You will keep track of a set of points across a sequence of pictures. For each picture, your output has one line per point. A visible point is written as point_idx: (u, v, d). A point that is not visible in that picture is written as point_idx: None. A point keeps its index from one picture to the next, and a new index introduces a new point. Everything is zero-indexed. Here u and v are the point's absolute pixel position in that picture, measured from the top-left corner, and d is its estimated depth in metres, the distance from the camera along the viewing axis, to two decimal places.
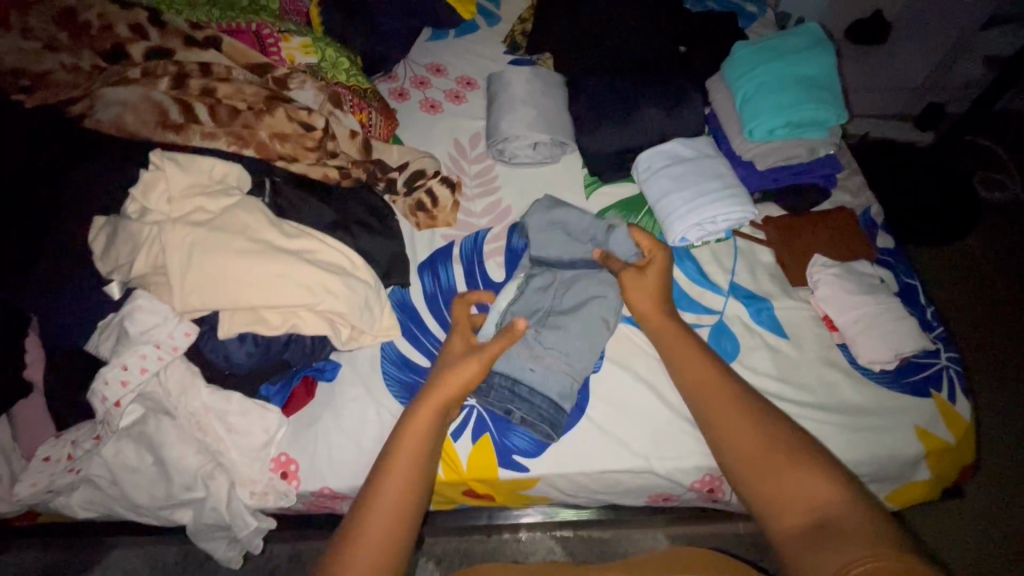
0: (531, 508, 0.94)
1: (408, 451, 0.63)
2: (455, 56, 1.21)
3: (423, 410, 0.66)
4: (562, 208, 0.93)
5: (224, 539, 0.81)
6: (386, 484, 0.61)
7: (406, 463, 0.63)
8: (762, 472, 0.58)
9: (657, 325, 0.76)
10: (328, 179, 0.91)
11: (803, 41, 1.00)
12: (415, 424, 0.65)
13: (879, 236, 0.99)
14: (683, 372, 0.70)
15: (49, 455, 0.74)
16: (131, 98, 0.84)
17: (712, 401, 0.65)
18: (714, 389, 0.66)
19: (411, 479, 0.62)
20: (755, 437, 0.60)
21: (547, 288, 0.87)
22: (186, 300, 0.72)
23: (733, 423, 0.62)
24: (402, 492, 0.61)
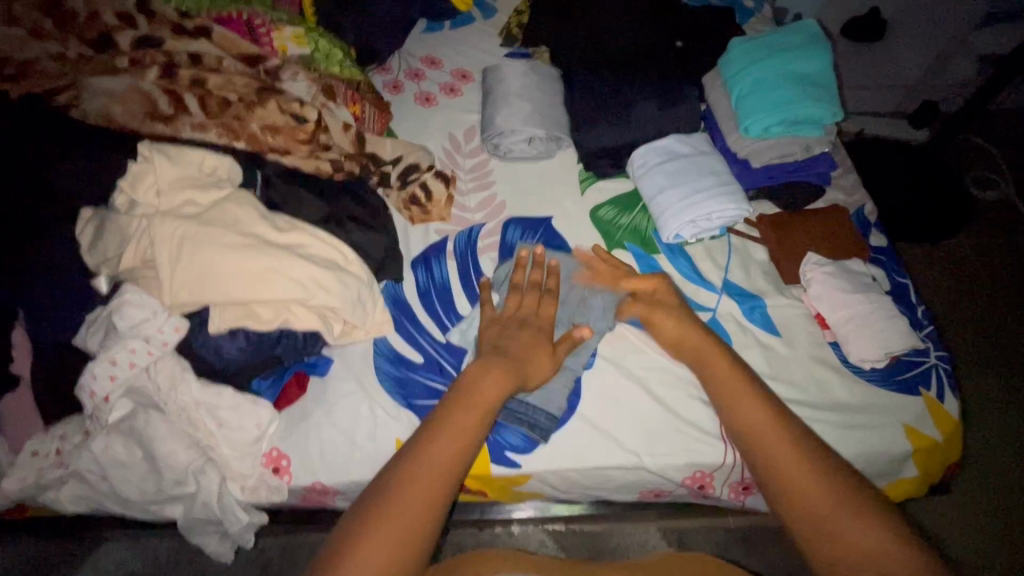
0: (523, 503, 0.95)
1: (464, 424, 0.61)
2: (450, 49, 1.20)
3: (491, 378, 0.67)
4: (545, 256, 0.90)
5: (215, 534, 0.81)
6: (441, 440, 0.59)
7: (460, 437, 0.60)
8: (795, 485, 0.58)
9: (713, 370, 0.72)
10: (321, 172, 0.90)
11: (801, 38, 1.00)
12: (480, 394, 0.64)
13: (872, 235, 0.99)
14: (739, 416, 0.66)
15: (37, 450, 0.74)
16: (118, 88, 0.82)
17: (772, 449, 0.61)
18: (772, 437, 0.62)
19: (462, 455, 0.59)
20: (811, 484, 0.57)
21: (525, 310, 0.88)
22: (176, 295, 0.71)
23: (794, 471, 0.59)
24: (449, 465, 0.58)
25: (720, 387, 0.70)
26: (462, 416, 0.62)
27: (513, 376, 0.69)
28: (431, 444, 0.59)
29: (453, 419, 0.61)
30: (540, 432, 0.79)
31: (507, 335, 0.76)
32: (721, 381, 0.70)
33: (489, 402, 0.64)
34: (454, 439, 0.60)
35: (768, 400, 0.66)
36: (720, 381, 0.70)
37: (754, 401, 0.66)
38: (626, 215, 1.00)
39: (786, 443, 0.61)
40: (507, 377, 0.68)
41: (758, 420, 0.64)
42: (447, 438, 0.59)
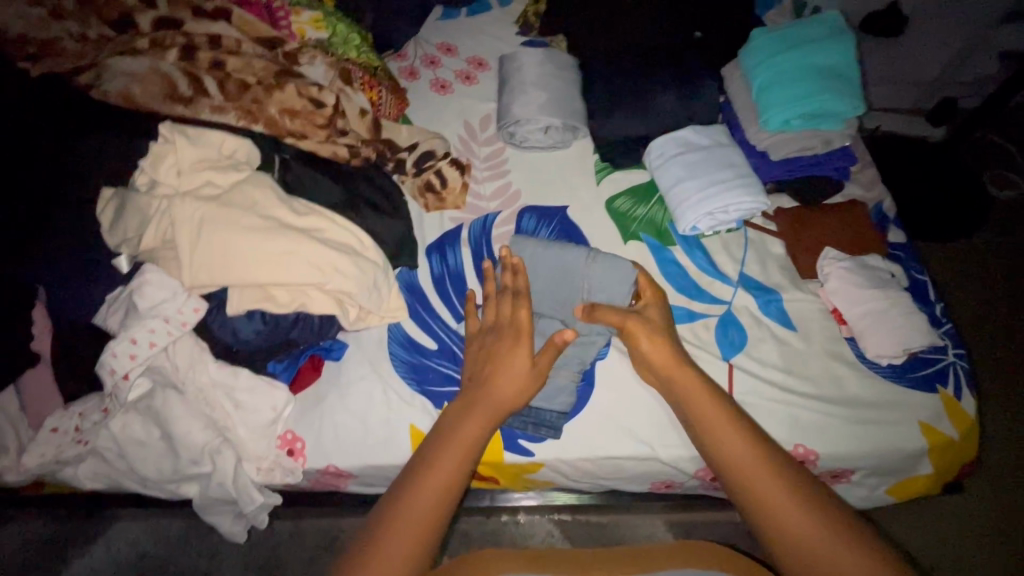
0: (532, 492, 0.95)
1: (468, 433, 0.63)
2: (467, 36, 1.20)
3: (474, 416, 0.65)
4: (544, 253, 0.85)
5: (229, 514, 0.82)
6: (448, 447, 0.61)
7: (446, 475, 0.58)
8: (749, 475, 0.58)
9: (692, 397, 0.67)
10: (338, 157, 0.89)
11: (824, 30, 0.99)
12: (462, 431, 0.63)
13: (891, 231, 0.98)
14: (720, 449, 0.61)
15: (57, 426, 0.75)
16: (138, 69, 0.82)
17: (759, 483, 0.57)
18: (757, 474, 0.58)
19: (450, 494, 0.57)
20: (768, 479, 0.57)
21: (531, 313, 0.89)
22: (195, 276, 0.71)
23: (787, 507, 0.55)
24: (457, 467, 0.59)
25: (698, 417, 0.65)
26: (448, 457, 0.60)
27: (497, 410, 0.66)
28: (417, 480, 0.57)
29: (437, 460, 0.59)
30: (548, 431, 0.79)
31: (489, 359, 0.72)
32: (699, 409, 0.65)
33: (472, 439, 0.62)
34: (440, 479, 0.57)
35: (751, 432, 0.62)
36: (700, 409, 0.65)
37: (737, 437, 0.61)
38: (642, 207, 0.99)
39: (742, 440, 0.61)
40: (491, 412, 0.66)
41: (744, 452, 0.60)
42: (449, 452, 0.60)
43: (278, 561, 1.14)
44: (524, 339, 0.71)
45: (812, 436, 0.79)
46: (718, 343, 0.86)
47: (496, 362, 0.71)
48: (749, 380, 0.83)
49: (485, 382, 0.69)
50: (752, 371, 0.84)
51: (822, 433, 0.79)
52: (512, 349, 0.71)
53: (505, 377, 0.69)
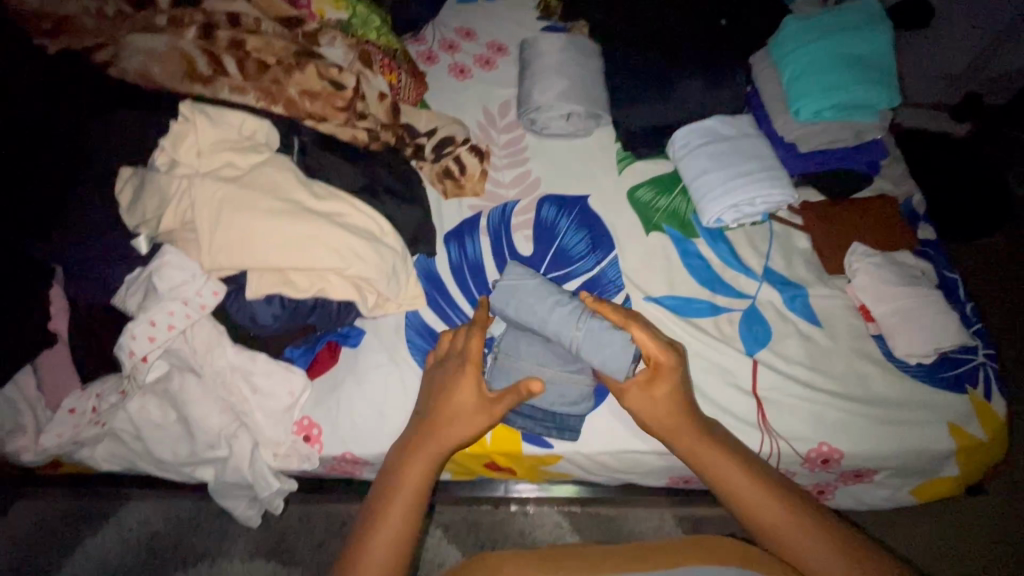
0: (528, 483, 0.94)
1: (414, 476, 0.63)
2: (486, 20, 1.17)
3: (418, 459, 0.64)
4: (534, 309, 0.73)
5: (245, 498, 0.81)
6: (394, 495, 0.61)
7: (393, 528, 0.59)
8: (742, 497, 0.61)
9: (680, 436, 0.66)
10: (357, 141, 0.88)
11: (859, 18, 0.96)
12: (406, 479, 0.62)
13: (920, 227, 0.95)
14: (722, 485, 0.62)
15: (74, 407, 0.74)
16: (157, 47, 0.80)
17: (762, 511, 0.59)
18: (759, 503, 0.59)
19: (400, 544, 0.58)
20: (763, 500, 0.59)
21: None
22: (215, 258, 0.71)
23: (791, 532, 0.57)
24: (401, 518, 0.59)
25: (690, 452, 0.65)
26: (394, 506, 0.60)
27: (442, 447, 0.64)
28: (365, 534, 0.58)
29: (383, 512, 0.60)
30: (569, 434, 0.77)
31: (437, 391, 0.69)
32: (691, 445, 0.65)
33: (418, 486, 0.62)
34: (389, 533, 0.58)
35: (746, 464, 0.63)
36: (685, 442, 0.66)
37: (736, 472, 0.62)
38: (665, 198, 0.97)
39: (729, 462, 0.63)
40: (434, 454, 0.64)
41: (738, 479, 0.62)
42: (394, 501, 0.61)
43: (287, 544, 1.15)
44: (471, 369, 0.68)
45: (837, 434, 0.78)
46: (741, 338, 0.84)
47: (448, 392, 0.68)
48: (773, 376, 0.81)
49: (434, 420, 0.67)
50: (778, 368, 0.82)
51: (846, 432, 0.78)
52: (456, 384, 0.68)
53: (451, 417, 0.66)
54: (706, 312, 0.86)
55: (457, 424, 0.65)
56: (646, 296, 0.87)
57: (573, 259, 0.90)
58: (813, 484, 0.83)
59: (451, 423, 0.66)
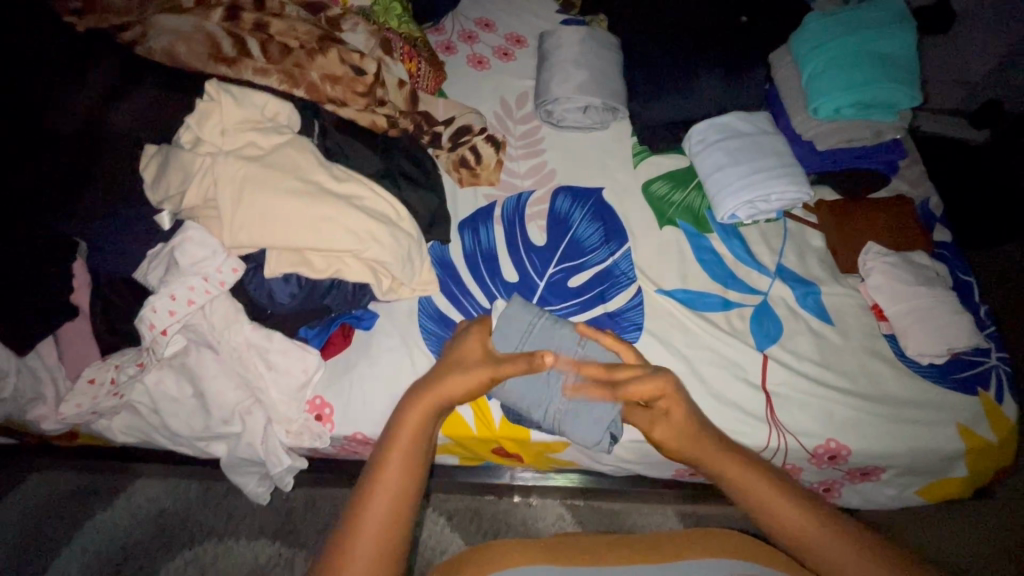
0: (528, 469, 0.95)
1: (413, 429, 0.59)
2: (506, 12, 1.18)
3: (416, 411, 0.60)
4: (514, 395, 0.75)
5: (256, 475, 0.83)
6: (393, 453, 0.57)
7: (391, 490, 0.55)
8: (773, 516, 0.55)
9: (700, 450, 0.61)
10: (376, 127, 0.88)
11: (883, 16, 0.95)
12: (405, 440, 0.58)
13: (936, 229, 0.95)
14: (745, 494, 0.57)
15: (93, 377, 0.75)
16: (183, 27, 0.82)
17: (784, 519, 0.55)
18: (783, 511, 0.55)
19: (399, 504, 0.54)
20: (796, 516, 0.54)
21: (539, 328, 0.76)
22: (235, 236, 0.72)
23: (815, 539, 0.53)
24: (402, 476, 0.55)
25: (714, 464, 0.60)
26: (393, 462, 0.56)
27: (443, 399, 0.61)
28: (361, 495, 0.54)
29: (383, 467, 0.56)
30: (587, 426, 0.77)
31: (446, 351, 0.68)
32: (710, 456, 0.60)
33: (418, 440, 0.58)
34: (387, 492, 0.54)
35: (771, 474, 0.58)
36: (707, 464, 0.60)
37: (762, 483, 0.57)
38: (679, 192, 0.97)
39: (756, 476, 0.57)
40: (435, 404, 0.60)
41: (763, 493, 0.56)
42: (393, 458, 0.56)
43: (292, 525, 1.16)
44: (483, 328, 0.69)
45: (845, 431, 0.78)
46: (752, 333, 0.85)
47: (453, 345, 0.69)
48: (784, 372, 0.81)
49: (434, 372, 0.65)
50: (788, 364, 0.82)
51: (855, 429, 0.78)
52: (467, 343, 0.68)
53: (450, 373, 0.63)
54: (718, 305, 0.86)
55: (460, 378, 0.62)
56: (658, 288, 0.88)
57: (586, 250, 0.91)
58: (819, 480, 0.83)
59: (455, 378, 0.62)
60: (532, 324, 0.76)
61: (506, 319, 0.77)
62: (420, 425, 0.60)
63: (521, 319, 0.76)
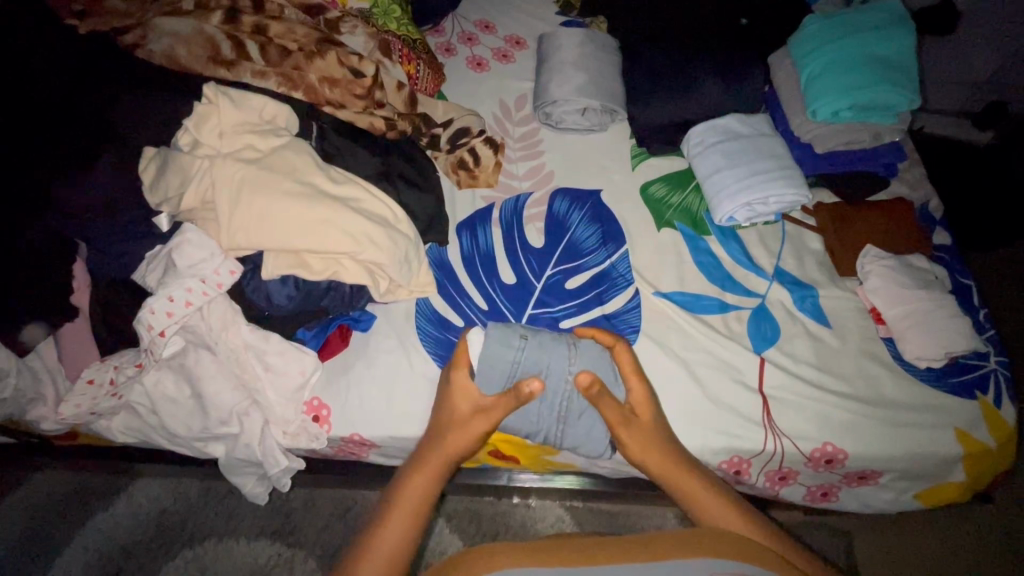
0: (526, 472, 0.95)
1: (414, 490, 0.60)
2: (505, 14, 1.18)
3: (419, 474, 0.61)
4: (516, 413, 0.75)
5: (254, 475, 0.83)
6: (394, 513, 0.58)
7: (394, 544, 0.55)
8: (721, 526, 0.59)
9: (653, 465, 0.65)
10: (375, 129, 0.89)
11: (882, 18, 0.95)
12: (409, 498, 0.59)
13: (936, 232, 0.95)
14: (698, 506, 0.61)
15: (92, 378, 0.76)
16: (183, 30, 0.82)
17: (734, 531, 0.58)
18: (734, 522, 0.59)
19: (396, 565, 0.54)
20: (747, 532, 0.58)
21: (524, 363, 0.74)
22: (233, 237, 0.72)
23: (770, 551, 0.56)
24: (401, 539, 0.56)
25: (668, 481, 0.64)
26: (392, 524, 0.57)
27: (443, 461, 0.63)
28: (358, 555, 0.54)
29: (384, 526, 0.56)
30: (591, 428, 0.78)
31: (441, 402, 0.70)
32: (665, 471, 0.64)
33: (418, 501, 0.59)
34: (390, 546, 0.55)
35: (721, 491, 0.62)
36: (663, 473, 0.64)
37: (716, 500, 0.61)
38: (677, 194, 0.97)
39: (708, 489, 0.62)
40: (437, 466, 0.62)
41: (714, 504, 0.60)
42: (393, 519, 0.57)
43: (291, 525, 1.17)
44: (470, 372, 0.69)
45: (842, 434, 0.78)
46: (749, 336, 0.85)
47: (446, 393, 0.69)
48: (780, 374, 0.81)
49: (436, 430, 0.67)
50: (785, 367, 0.82)
51: (851, 432, 0.78)
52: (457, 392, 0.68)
53: (451, 432, 0.65)
54: (716, 308, 0.86)
55: (459, 437, 0.64)
56: (656, 290, 0.88)
57: (584, 252, 0.91)
58: (816, 484, 0.83)
59: (455, 438, 0.64)
60: (518, 360, 0.73)
61: (488, 361, 0.73)
62: (423, 489, 0.60)
63: (503, 357, 0.73)
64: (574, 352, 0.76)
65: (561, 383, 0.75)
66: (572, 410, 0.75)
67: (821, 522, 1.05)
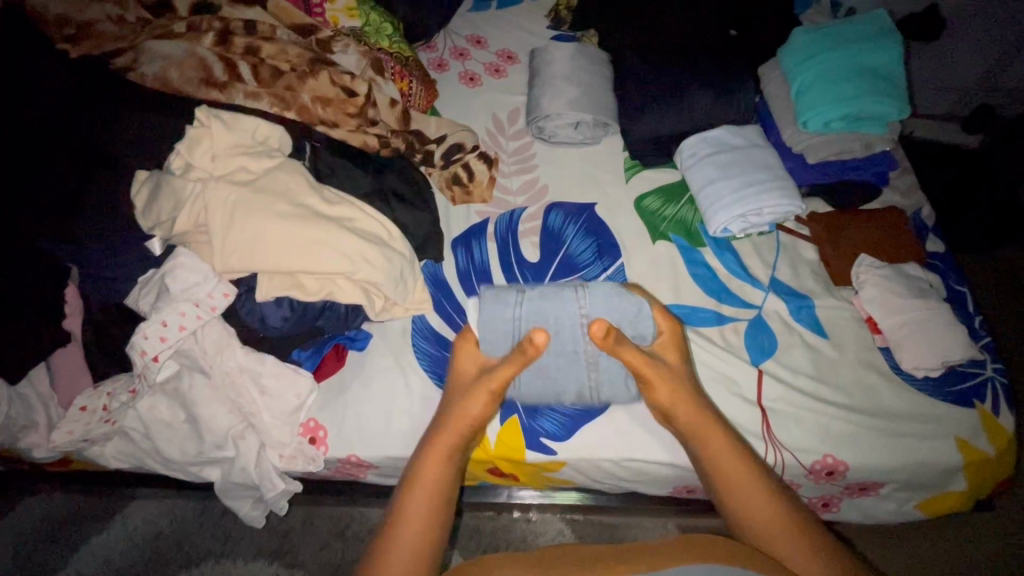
0: (530, 488, 0.94)
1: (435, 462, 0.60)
2: (497, 29, 1.19)
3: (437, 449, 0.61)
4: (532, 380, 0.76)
5: (250, 498, 0.82)
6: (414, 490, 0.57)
7: (420, 521, 0.55)
8: (742, 486, 0.58)
9: (681, 412, 0.64)
10: (367, 147, 0.89)
11: (869, 29, 0.96)
12: (432, 466, 0.59)
13: (928, 239, 0.95)
14: (723, 481, 0.59)
15: (86, 405, 0.75)
16: (176, 53, 0.83)
17: (756, 513, 0.56)
18: (757, 500, 0.56)
19: (419, 542, 0.54)
20: (771, 505, 0.56)
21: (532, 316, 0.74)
22: (227, 260, 0.72)
23: (778, 530, 0.55)
24: (424, 514, 0.56)
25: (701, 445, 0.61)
26: (413, 501, 0.57)
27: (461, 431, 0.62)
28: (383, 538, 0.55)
29: (406, 504, 0.56)
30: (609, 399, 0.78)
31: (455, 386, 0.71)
32: (694, 427, 0.63)
33: (438, 475, 0.59)
34: (419, 514, 0.56)
35: (760, 470, 0.59)
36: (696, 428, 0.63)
37: (749, 478, 0.58)
38: (672, 206, 0.97)
39: (732, 448, 0.60)
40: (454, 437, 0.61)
41: (738, 469, 0.59)
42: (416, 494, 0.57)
43: (289, 546, 1.15)
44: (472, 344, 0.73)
45: (842, 447, 0.78)
46: (746, 348, 0.84)
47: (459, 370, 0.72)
48: (779, 387, 0.81)
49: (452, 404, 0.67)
50: (783, 378, 0.82)
51: (850, 443, 0.78)
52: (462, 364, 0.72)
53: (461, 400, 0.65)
54: (711, 321, 0.86)
55: (470, 400, 0.64)
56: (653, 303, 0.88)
57: (579, 266, 0.91)
58: (816, 495, 0.82)
59: (467, 402, 0.64)
60: (517, 317, 0.74)
61: (489, 329, 0.73)
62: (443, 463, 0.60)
63: (503, 317, 0.74)
64: (580, 297, 0.75)
65: (575, 329, 0.74)
66: (597, 358, 0.75)
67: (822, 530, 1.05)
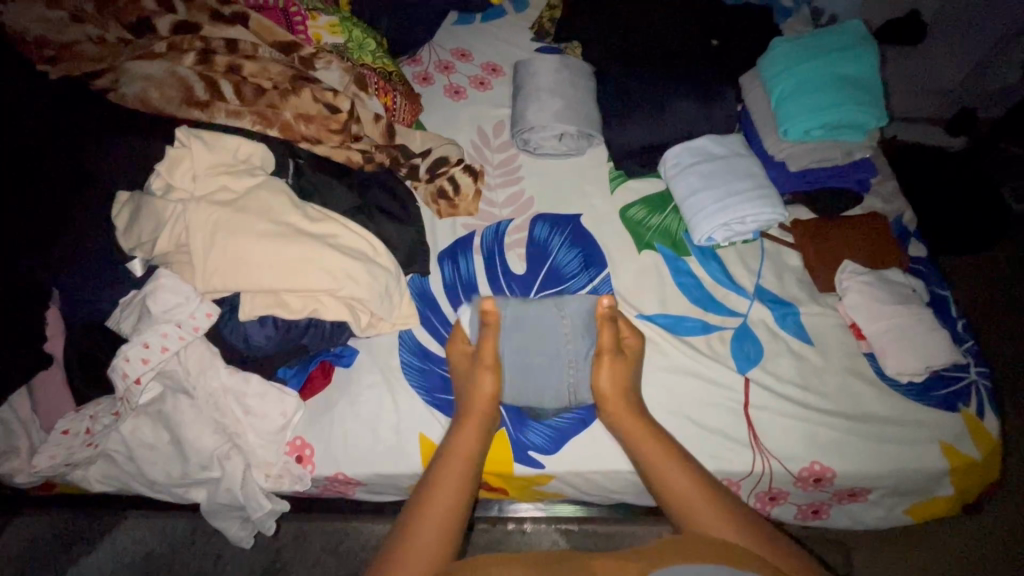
0: (528, 503, 0.93)
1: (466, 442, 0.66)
2: (481, 42, 1.19)
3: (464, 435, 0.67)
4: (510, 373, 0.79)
5: (237, 519, 0.81)
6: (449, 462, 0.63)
7: (454, 486, 0.60)
8: (668, 475, 0.61)
9: (625, 422, 0.69)
10: (352, 163, 0.89)
11: (844, 39, 0.97)
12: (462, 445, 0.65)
13: (911, 244, 0.96)
14: (661, 481, 0.61)
15: (67, 428, 0.75)
16: (156, 73, 0.82)
17: (687, 500, 0.58)
18: (681, 484, 0.59)
19: (456, 505, 0.58)
20: (698, 488, 0.58)
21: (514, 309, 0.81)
22: (209, 280, 0.72)
23: (701, 507, 0.57)
24: (460, 482, 0.60)
25: (644, 456, 0.64)
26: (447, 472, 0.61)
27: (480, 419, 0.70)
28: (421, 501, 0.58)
29: (441, 474, 0.61)
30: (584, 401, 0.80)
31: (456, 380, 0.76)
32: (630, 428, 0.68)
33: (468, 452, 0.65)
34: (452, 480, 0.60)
35: (689, 460, 0.62)
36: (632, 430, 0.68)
37: (675, 466, 0.61)
38: (657, 216, 0.98)
39: (660, 444, 0.65)
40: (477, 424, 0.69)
41: (665, 462, 0.62)
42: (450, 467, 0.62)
43: (281, 564, 1.14)
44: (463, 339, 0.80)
45: (829, 454, 0.78)
46: (733, 357, 0.85)
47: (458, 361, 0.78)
48: (765, 394, 0.81)
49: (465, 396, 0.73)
50: (769, 385, 0.82)
51: (837, 451, 0.78)
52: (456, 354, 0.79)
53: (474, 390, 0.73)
54: (698, 330, 0.87)
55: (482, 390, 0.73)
56: (640, 315, 0.88)
57: (565, 277, 0.91)
58: (806, 503, 0.82)
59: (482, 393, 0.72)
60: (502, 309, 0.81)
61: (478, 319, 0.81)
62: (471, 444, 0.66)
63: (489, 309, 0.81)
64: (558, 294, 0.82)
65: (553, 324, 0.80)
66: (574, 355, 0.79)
67: (815, 535, 1.04)
